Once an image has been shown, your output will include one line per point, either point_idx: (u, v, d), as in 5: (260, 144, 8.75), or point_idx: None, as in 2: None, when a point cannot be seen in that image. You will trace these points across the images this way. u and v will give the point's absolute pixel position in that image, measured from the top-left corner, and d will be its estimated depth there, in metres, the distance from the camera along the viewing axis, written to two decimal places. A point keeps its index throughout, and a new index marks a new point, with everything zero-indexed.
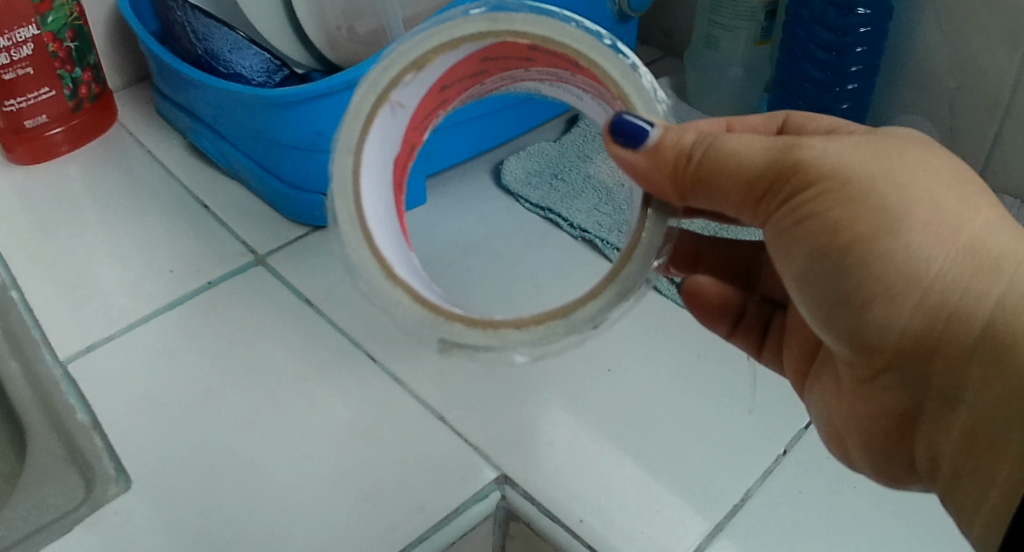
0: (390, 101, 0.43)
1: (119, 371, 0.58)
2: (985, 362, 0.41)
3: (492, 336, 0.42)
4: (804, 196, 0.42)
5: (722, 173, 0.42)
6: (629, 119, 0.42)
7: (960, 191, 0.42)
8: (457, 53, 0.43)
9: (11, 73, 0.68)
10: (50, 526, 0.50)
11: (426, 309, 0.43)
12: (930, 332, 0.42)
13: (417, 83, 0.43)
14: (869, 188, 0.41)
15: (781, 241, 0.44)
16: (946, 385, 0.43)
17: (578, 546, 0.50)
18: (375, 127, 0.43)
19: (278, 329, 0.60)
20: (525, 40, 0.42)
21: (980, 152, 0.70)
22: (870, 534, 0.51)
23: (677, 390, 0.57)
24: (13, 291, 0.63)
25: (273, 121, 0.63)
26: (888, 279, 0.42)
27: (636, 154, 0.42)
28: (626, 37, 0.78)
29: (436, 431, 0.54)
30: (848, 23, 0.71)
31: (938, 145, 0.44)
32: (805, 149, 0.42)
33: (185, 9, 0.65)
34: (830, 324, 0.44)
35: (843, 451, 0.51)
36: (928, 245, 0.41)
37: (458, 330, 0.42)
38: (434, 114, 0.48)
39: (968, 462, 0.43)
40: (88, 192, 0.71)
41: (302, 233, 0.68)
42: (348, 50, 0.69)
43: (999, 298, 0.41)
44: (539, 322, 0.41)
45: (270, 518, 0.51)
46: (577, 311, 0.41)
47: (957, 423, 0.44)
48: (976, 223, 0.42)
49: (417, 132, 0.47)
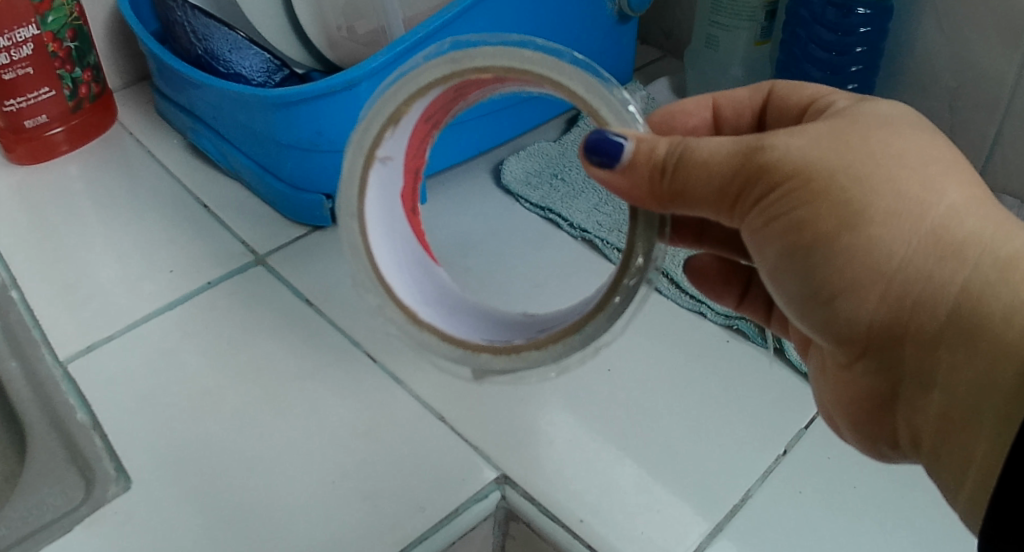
0: (377, 158, 0.46)
1: (120, 371, 0.58)
2: (955, 347, 0.40)
3: (516, 359, 0.44)
4: (769, 196, 0.42)
5: (695, 179, 0.42)
6: (601, 137, 0.43)
7: (923, 173, 0.41)
8: (431, 97, 0.45)
9: (11, 73, 0.68)
10: (50, 526, 0.50)
11: (455, 345, 0.45)
12: (897, 321, 0.42)
13: (399, 131, 0.46)
14: (831, 185, 0.41)
15: (752, 240, 0.44)
16: (919, 368, 0.42)
17: (578, 546, 0.50)
18: (372, 183, 0.47)
19: (278, 329, 0.60)
20: (488, 74, 0.43)
21: (980, 152, 0.70)
22: (870, 535, 0.51)
23: (678, 389, 0.57)
24: (13, 290, 0.63)
25: (274, 121, 0.63)
26: (853, 275, 0.41)
27: (614, 172, 0.43)
28: (626, 38, 0.78)
29: (436, 431, 0.54)
30: (849, 23, 0.72)
31: (906, 120, 0.43)
32: (769, 148, 0.41)
33: (185, 9, 0.65)
34: (806, 318, 0.44)
35: (835, 426, 0.51)
36: (891, 238, 0.40)
37: (482, 355, 0.45)
38: (429, 135, 0.50)
39: (947, 444, 0.43)
40: (88, 192, 0.71)
41: (303, 233, 0.68)
42: (348, 50, 0.69)
43: (963, 284, 0.40)
44: (556, 341, 0.43)
45: (270, 518, 0.51)
46: (588, 325, 0.43)
47: (932, 407, 0.43)
48: (940, 208, 0.40)
49: (418, 159, 0.50)
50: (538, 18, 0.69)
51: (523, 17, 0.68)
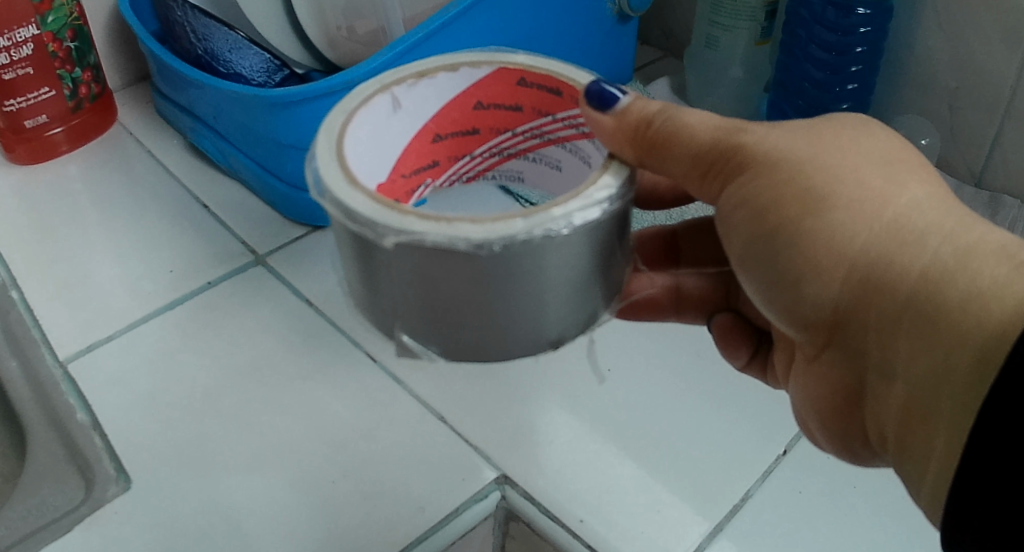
0: (390, 90, 0.41)
1: (120, 372, 0.58)
2: (912, 332, 0.38)
3: (444, 229, 0.36)
4: (742, 179, 0.43)
5: (676, 141, 0.42)
6: (606, 86, 0.41)
7: (890, 169, 0.41)
8: (456, 80, 0.42)
9: (10, 73, 0.68)
10: (50, 526, 0.50)
11: (374, 200, 0.37)
12: (857, 307, 0.40)
13: (422, 95, 0.42)
14: (796, 171, 0.41)
15: (725, 222, 0.44)
16: (882, 358, 0.41)
17: (578, 546, 0.50)
18: (371, 109, 0.41)
19: (278, 329, 0.60)
20: (517, 66, 0.42)
21: (980, 152, 0.71)
22: (869, 536, 0.51)
23: (677, 391, 0.57)
24: (13, 291, 0.63)
25: (273, 121, 0.63)
26: (817, 259, 0.41)
27: (605, 116, 0.40)
28: (626, 38, 0.78)
29: (437, 431, 0.54)
30: (849, 23, 0.71)
31: (880, 126, 0.43)
32: (746, 134, 0.42)
33: (185, 9, 0.65)
34: (774, 303, 0.44)
35: (808, 430, 0.50)
36: (853, 224, 0.40)
37: (457, 225, 0.36)
38: (421, 184, 0.44)
39: (910, 438, 0.41)
40: (88, 192, 0.71)
41: (303, 233, 0.68)
42: (348, 50, 0.69)
43: (923, 270, 0.38)
44: (494, 217, 0.36)
45: (271, 520, 0.51)
46: (538, 212, 0.36)
47: (895, 400, 0.41)
48: (902, 200, 0.40)
49: (400, 177, 0.42)
50: (539, 19, 0.69)
51: (526, 18, 0.68)
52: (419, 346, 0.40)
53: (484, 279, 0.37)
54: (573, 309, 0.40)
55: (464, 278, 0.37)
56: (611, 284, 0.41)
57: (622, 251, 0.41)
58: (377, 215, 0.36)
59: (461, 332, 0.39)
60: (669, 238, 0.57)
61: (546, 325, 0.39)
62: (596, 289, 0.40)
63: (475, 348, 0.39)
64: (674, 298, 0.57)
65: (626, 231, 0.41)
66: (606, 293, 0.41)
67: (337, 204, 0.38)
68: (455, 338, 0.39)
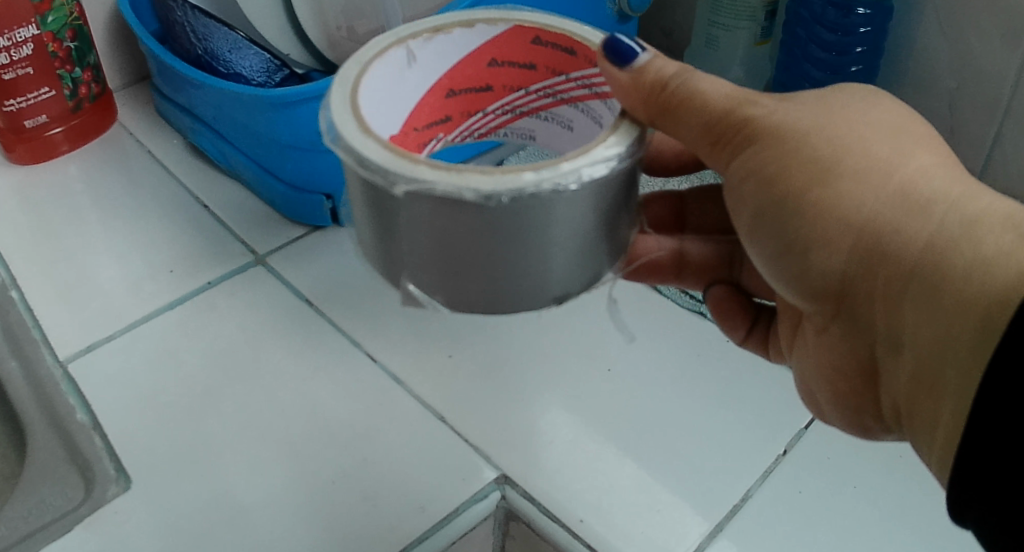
0: (405, 44, 0.41)
1: (119, 372, 0.58)
2: (919, 301, 0.38)
3: (454, 180, 0.36)
4: (749, 147, 0.43)
5: (692, 105, 0.42)
6: (623, 40, 0.41)
7: (896, 139, 0.41)
8: (472, 36, 0.42)
9: (11, 73, 0.68)
10: (50, 526, 0.50)
11: (387, 150, 0.37)
12: (865, 276, 0.40)
13: (437, 51, 0.42)
14: (804, 139, 0.41)
15: (735, 193, 0.44)
16: (888, 328, 0.41)
17: (578, 546, 0.50)
18: (384, 63, 0.40)
19: (278, 328, 0.60)
20: (531, 24, 0.42)
21: (981, 152, 0.71)
22: (871, 535, 0.51)
23: (677, 389, 0.58)
24: (13, 290, 0.63)
25: (273, 120, 0.63)
26: (826, 227, 0.41)
27: (622, 72, 0.40)
28: (626, 37, 0.78)
29: (436, 431, 0.54)
30: (850, 22, 0.73)
31: (886, 97, 0.44)
32: (754, 101, 0.43)
33: (185, 9, 0.65)
34: (783, 276, 0.44)
35: (818, 409, 0.50)
36: (861, 193, 0.40)
37: (466, 175, 0.36)
38: (432, 138, 0.43)
39: (916, 409, 0.41)
40: (88, 192, 0.71)
41: (303, 233, 0.68)
42: (347, 50, 0.69)
43: (930, 238, 0.38)
44: (503, 168, 0.36)
45: (272, 520, 0.51)
46: (547, 164, 0.36)
47: (902, 370, 0.41)
48: (909, 168, 0.40)
49: (412, 132, 0.42)
50: (542, 17, 0.69)
51: None
52: (425, 298, 0.40)
53: (491, 231, 0.37)
54: (579, 266, 0.40)
55: (475, 231, 0.37)
56: (618, 244, 0.41)
57: (628, 212, 0.41)
58: (388, 163, 0.36)
59: (469, 285, 0.39)
60: (676, 204, 0.58)
61: (553, 280, 0.39)
62: (602, 249, 0.40)
63: (482, 301, 0.39)
64: (676, 262, 0.55)
65: (633, 192, 0.41)
66: (612, 253, 0.41)
67: (348, 152, 0.37)
68: (463, 291, 0.39)
